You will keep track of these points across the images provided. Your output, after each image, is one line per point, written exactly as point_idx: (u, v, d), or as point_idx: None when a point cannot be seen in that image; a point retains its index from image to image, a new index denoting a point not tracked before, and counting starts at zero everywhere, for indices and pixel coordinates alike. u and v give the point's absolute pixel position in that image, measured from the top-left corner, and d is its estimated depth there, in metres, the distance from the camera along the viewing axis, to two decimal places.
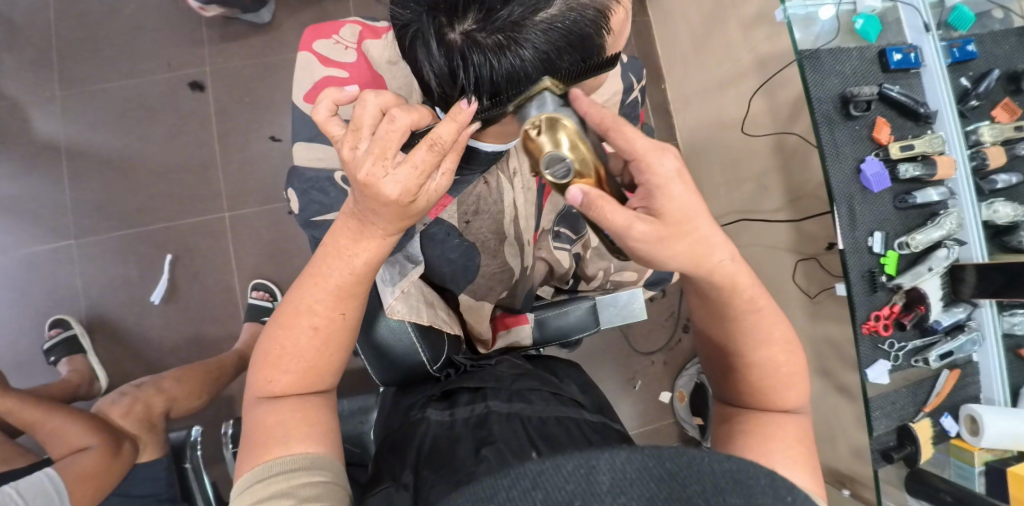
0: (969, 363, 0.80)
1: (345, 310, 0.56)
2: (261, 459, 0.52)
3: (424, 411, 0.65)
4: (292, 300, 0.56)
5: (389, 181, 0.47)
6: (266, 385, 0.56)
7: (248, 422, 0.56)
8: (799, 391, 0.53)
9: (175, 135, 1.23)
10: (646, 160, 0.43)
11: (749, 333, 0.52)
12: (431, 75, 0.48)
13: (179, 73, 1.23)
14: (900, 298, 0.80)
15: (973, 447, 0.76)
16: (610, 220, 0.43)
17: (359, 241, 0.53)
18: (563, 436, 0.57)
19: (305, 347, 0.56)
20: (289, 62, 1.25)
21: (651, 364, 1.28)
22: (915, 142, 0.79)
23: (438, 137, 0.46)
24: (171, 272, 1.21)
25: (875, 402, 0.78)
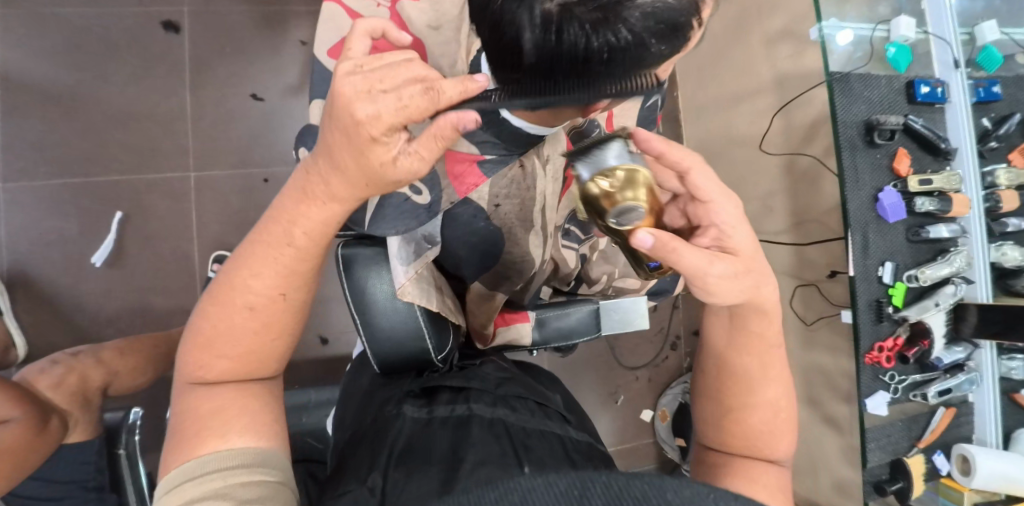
0: (965, 402, 0.81)
1: (285, 289, 0.46)
2: (190, 453, 0.43)
3: (400, 407, 0.57)
4: (231, 272, 0.45)
5: (364, 103, 0.36)
6: (197, 367, 0.46)
7: (177, 410, 0.46)
8: (789, 439, 0.51)
9: (139, 79, 1.09)
10: (710, 204, 0.48)
11: (755, 372, 0.51)
12: (511, 51, 0.38)
13: (149, 9, 1.09)
14: (904, 330, 0.78)
15: (963, 487, 0.76)
16: (683, 260, 0.44)
17: (310, 201, 0.43)
18: (557, 451, 0.50)
19: (236, 323, 0.45)
20: (284, 15, 1.14)
21: (634, 379, 1.27)
22: (934, 177, 0.78)
23: (440, 90, 0.38)
24: (118, 233, 1.07)
25: (873, 433, 0.76)
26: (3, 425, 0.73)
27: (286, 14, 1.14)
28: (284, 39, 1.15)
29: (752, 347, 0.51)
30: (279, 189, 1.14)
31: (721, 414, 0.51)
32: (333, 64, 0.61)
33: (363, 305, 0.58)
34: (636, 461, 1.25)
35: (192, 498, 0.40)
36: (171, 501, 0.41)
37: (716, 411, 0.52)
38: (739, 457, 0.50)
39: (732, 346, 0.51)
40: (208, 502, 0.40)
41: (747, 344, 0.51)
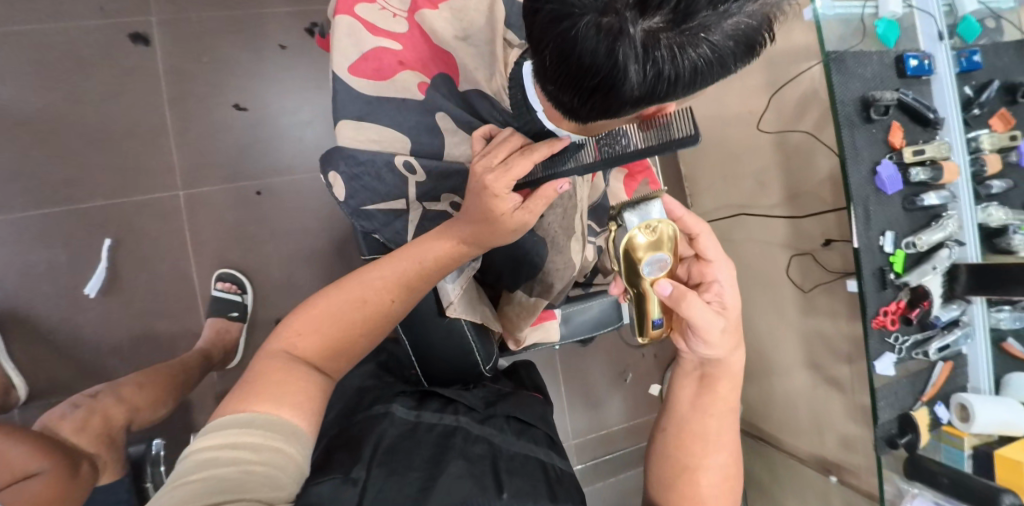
0: (960, 355, 0.87)
1: (395, 297, 0.53)
2: (241, 404, 0.42)
3: (388, 405, 0.59)
4: (362, 270, 0.53)
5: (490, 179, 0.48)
6: (295, 336, 0.49)
7: (256, 364, 0.46)
8: (728, 503, 0.55)
9: (113, 96, 1.03)
10: (708, 266, 0.56)
11: (707, 434, 0.54)
12: (608, 82, 0.37)
13: (114, 21, 1.03)
14: (905, 294, 0.83)
15: (963, 433, 0.82)
16: (692, 310, 0.51)
17: (441, 238, 0.54)
18: (534, 473, 0.51)
19: (350, 321, 0.51)
20: (260, 19, 1.09)
21: (641, 357, 1.30)
22: (926, 148, 0.82)
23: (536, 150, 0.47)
24: (110, 260, 1.03)
25: (882, 391, 0.82)
26: (29, 479, 0.72)
27: (262, 18, 1.09)
28: (264, 43, 1.10)
29: (712, 408, 0.55)
30: (274, 200, 1.11)
31: (680, 468, 0.54)
32: (355, 81, 0.60)
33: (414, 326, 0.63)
34: (650, 435, 1.30)
35: (226, 442, 0.39)
36: (208, 440, 0.39)
37: (670, 462, 0.55)
38: None
39: (694, 403, 0.56)
40: (240, 450, 0.39)
41: (709, 405, 0.55)
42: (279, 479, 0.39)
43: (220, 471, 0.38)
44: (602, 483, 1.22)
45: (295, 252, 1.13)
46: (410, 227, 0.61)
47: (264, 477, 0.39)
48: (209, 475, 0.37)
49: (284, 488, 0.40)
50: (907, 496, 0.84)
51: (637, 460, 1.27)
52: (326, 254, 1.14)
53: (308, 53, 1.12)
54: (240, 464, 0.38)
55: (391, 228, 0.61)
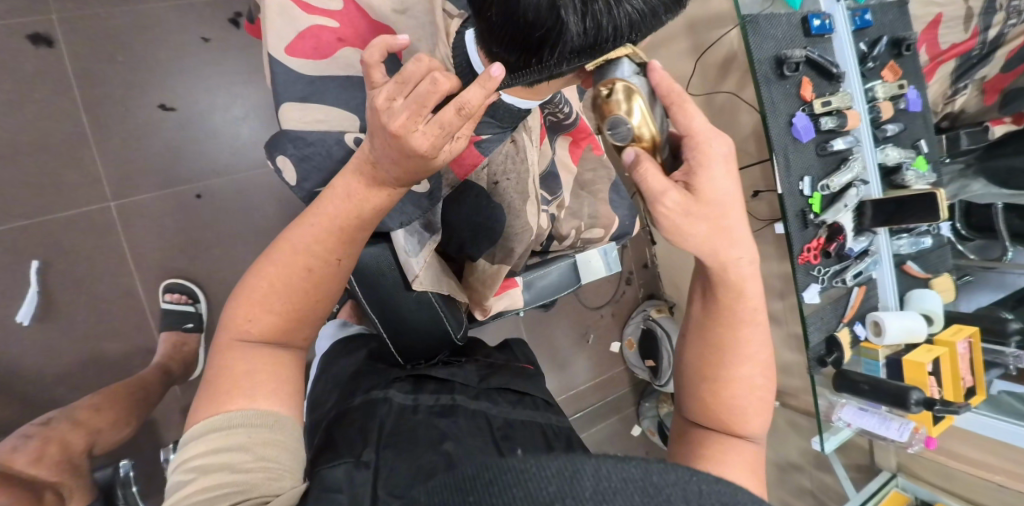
0: (871, 279, 0.99)
1: (339, 254, 0.48)
2: (218, 406, 0.44)
3: (387, 390, 0.61)
4: (288, 231, 0.47)
5: (418, 136, 0.42)
6: (244, 323, 0.46)
7: (213, 361, 0.46)
8: (762, 416, 0.48)
9: (16, 106, 0.94)
10: (698, 139, 0.43)
11: (728, 345, 0.47)
12: (552, 35, 0.40)
13: (7, 24, 0.93)
14: (824, 231, 0.94)
15: (878, 346, 0.95)
16: (654, 183, 0.42)
17: (369, 186, 0.46)
18: (537, 437, 0.57)
19: (290, 287, 0.46)
20: (172, 10, 1.02)
21: (600, 316, 1.38)
22: (833, 98, 0.92)
23: (468, 101, 0.41)
24: (41, 284, 0.97)
25: (810, 317, 0.93)
26: None
27: (174, 9, 1.03)
28: (184, 37, 1.04)
29: (725, 319, 0.47)
30: (216, 202, 1.07)
31: (700, 391, 0.48)
32: (293, 61, 0.59)
33: (380, 304, 0.64)
34: (614, 389, 1.40)
35: (212, 448, 0.42)
36: (193, 450, 0.42)
37: (694, 382, 0.49)
38: (717, 433, 0.48)
39: (704, 317, 0.49)
40: (228, 456, 0.42)
41: (720, 313, 0.48)
42: (278, 470, 0.43)
43: (217, 476, 0.41)
44: None
45: (247, 253, 1.10)
46: None
47: (261, 474, 0.42)
48: (207, 483, 0.41)
49: (284, 478, 0.44)
50: (837, 406, 0.97)
51: (604, 412, 1.37)
52: None
53: (236, 46, 1.08)
54: (235, 468, 0.42)
55: None
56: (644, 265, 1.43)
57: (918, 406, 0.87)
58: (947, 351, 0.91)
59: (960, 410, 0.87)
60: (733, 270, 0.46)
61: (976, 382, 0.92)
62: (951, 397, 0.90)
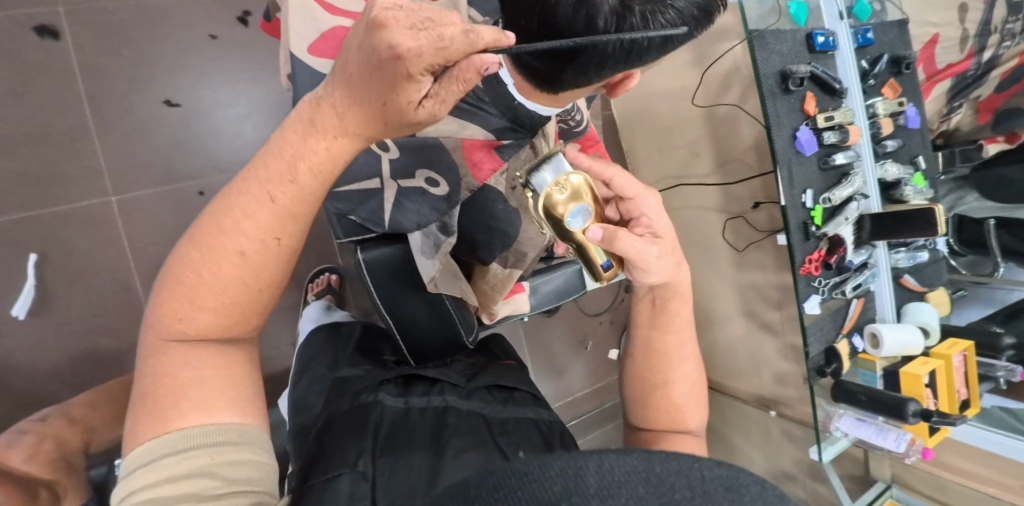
0: (869, 292, 1.01)
1: (282, 229, 0.39)
2: (162, 424, 0.37)
3: (376, 394, 0.60)
4: (215, 206, 0.38)
5: (413, 50, 0.32)
6: (173, 321, 0.39)
7: (145, 369, 0.39)
8: (700, 412, 0.56)
9: (18, 96, 0.93)
10: (632, 201, 0.55)
11: (670, 351, 0.55)
12: (585, 48, 0.44)
13: (12, 13, 0.92)
14: (824, 243, 0.95)
15: (875, 357, 0.96)
16: (631, 246, 0.50)
17: (318, 140, 0.37)
18: (529, 437, 0.56)
19: (224, 272, 0.38)
20: (180, 5, 1.02)
21: (598, 323, 1.39)
22: (835, 114, 0.93)
23: (478, 33, 0.34)
24: (37, 279, 0.95)
25: (810, 327, 0.95)
26: None
27: (183, 5, 1.03)
28: (191, 33, 1.03)
29: (660, 326, 0.55)
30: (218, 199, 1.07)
31: (649, 393, 0.55)
32: (315, 61, 0.59)
33: (393, 300, 0.67)
34: (611, 396, 1.40)
35: (170, 474, 0.36)
36: (141, 479, 0.36)
37: (642, 387, 0.56)
38: (665, 430, 0.55)
39: (646, 329, 0.56)
40: (193, 482, 0.36)
41: (658, 324, 0.56)
42: (255, 493, 0.39)
43: (184, 503, 0.36)
44: None
45: None
46: (387, 210, 0.62)
47: (235, 493, 0.38)
48: None
49: (261, 492, 0.40)
50: (834, 416, 0.98)
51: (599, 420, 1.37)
52: None
53: (242, 45, 1.07)
54: (201, 496, 0.36)
55: (367, 208, 0.62)
56: None
57: (914, 417, 0.88)
58: (942, 363, 0.92)
59: (956, 422, 0.88)
60: (672, 290, 0.55)
61: (971, 395, 0.93)
62: (946, 408, 0.91)
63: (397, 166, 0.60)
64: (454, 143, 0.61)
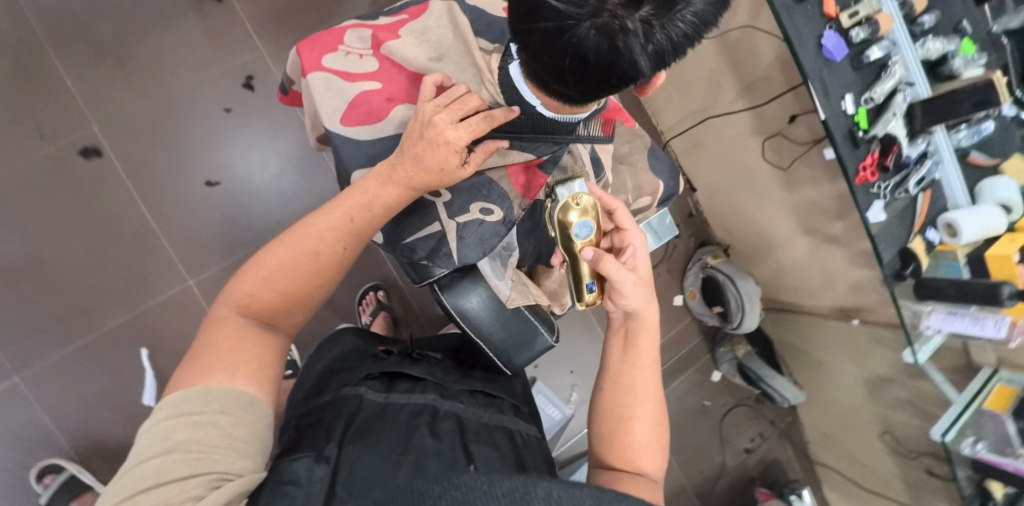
0: (934, 182, 0.97)
1: (347, 245, 0.51)
2: (196, 377, 0.41)
3: (361, 388, 0.61)
4: (303, 219, 0.50)
5: (450, 129, 0.50)
6: (246, 297, 0.47)
7: (203, 334, 0.45)
8: (661, 455, 0.52)
9: (89, 214, 1.04)
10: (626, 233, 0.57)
11: (636, 384, 0.53)
12: (616, 72, 0.40)
13: (63, 143, 1.03)
14: (877, 146, 0.90)
15: (955, 247, 0.91)
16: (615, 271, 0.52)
17: (387, 185, 0.52)
18: (497, 438, 0.56)
19: (292, 270, 0.48)
20: (194, 90, 1.09)
21: (657, 275, 1.39)
22: (860, 7, 0.86)
23: (495, 114, 0.53)
24: (153, 367, 1.06)
25: (878, 234, 0.93)
26: None
27: (196, 89, 1.09)
28: (210, 111, 1.10)
29: (633, 358, 0.54)
30: None
31: (609, 426, 0.52)
32: (350, 132, 0.61)
33: (472, 320, 0.66)
34: (690, 341, 1.41)
35: (181, 413, 0.39)
36: (165, 411, 0.39)
37: (602, 419, 0.53)
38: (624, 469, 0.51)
39: (617, 357, 0.55)
40: (201, 433, 0.38)
41: (629, 350, 0.54)
42: (241, 466, 0.39)
43: (186, 449, 0.37)
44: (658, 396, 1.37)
45: None
46: (451, 245, 0.65)
47: (225, 451, 0.39)
48: (170, 453, 0.37)
49: (246, 458, 0.40)
50: (923, 315, 0.95)
51: (680, 367, 1.40)
52: (346, 289, 1.20)
53: (256, 109, 1.13)
54: (204, 442, 0.38)
55: (433, 250, 0.65)
56: (690, 215, 1.43)
57: (1011, 300, 0.85)
58: None
59: None
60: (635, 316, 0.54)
61: None
62: None
63: (449, 209, 0.66)
64: (499, 174, 0.67)
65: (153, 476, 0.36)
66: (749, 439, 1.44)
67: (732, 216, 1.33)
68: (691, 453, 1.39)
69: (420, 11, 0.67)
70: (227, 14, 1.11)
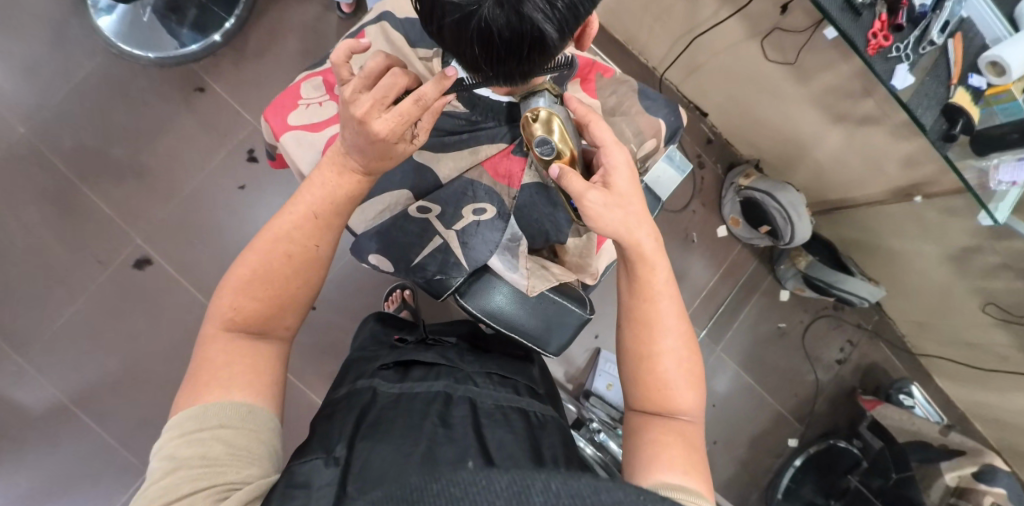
0: (964, 22, 0.82)
1: (319, 242, 0.55)
2: (196, 398, 0.47)
3: (373, 380, 0.65)
4: (270, 223, 0.54)
5: (381, 122, 0.50)
6: (231, 310, 0.51)
7: (198, 351, 0.51)
8: (696, 392, 0.51)
9: (159, 317, 1.14)
10: (605, 148, 0.52)
11: (656, 322, 0.50)
12: (530, 42, 0.40)
13: (118, 263, 1.13)
14: (882, 6, 0.81)
15: (1008, 86, 0.78)
16: (578, 191, 0.50)
17: (342, 174, 0.54)
18: (509, 417, 0.59)
19: (273, 271, 0.52)
20: (207, 179, 1.17)
21: (692, 213, 1.33)
22: None
23: (423, 93, 0.49)
24: None
25: (912, 101, 0.83)
26: None
27: (208, 177, 1.17)
28: (227, 192, 1.17)
29: (645, 294, 0.51)
30: (329, 305, 1.20)
31: (636, 373, 0.51)
32: None
33: (501, 318, 0.67)
34: (747, 267, 1.34)
35: (185, 434, 0.45)
36: (170, 436, 0.45)
37: (629, 367, 0.51)
38: (657, 416, 0.50)
39: (631, 297, 0.52)
40: (202, 449, 0.44)
41: (641, 290, 0.51)
42: (251, 469, 0.45)
43: (190, 465, 0.43)
44: (730, 331, 1.33)
45: None
46: (458, 252, 0.65)
47: (232, 462, 0.44)
48: (178, 471, 0.43)
49: (251, 466, 0.45)
50: (991, 170, 0.85)
51: (745, 296, 1.34)
52: None
53: (263, 176, 1.18)
54: (206, 455, 0.44)
55: (442, 262, 0.65)
56: (709, 142, 1.37)
57: None
58: None
59: None
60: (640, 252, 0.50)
61: None
62: None
63: (444, 219, 0.66)
64: (478, 172, 0.68)
65: (164, 492, 0.42)
66: (839, 349, 1.36)
67: (751, 128, 1.25)
68: (780, 379, 1.34)
69: (358, 41, 0.67)
70: (210, 100, 1.18)
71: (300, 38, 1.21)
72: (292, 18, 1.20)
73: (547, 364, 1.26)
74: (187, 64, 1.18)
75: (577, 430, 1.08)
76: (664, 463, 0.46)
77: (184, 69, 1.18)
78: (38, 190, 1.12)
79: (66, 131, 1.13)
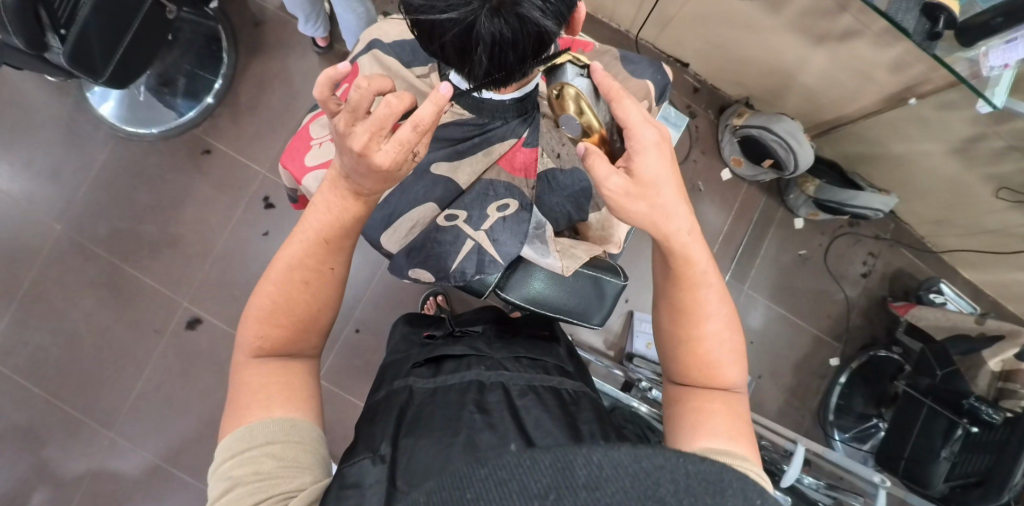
0: None
1: (331, 263, 0.53)
2: (241, 421, 0.47)
3: (407, 380, 0.63)
4: (281, 252, 0.52)
5: (381, 152, 0.47)
6: (258, 339, 0.51)
7: (233, 379, 0.51)
8: (739, 366, 0.52)
9: (220, 371, 1.17)
10: (631, 128, 0.50)
11: (698, 305, 0.52)
12: (532, 40, 0.43)
13: (172, 329, 1.17)
14: None
15: None
16: (600, 175, 0.50)
17: (345, 196, 0.52)
18: (543, 397, 0.57)
19: (291, 296, 0.52)
20: (233, 232, 1.20)
21: (694, 163, 1.35)
22: None
23: (423, 119, 0.47)
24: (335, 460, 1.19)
25: (891, 7, 0.78)
26: None
27: (233, 230, 1.20)
28: (253, 240, 1.20)
29: (684, 282, 0.52)
30: (372, 326, 1.24)
31: (679, 353, 0.52)
32: None
33: (543, 303, 0.67)
34: (760, 202, 1.36)
35: (236, 454, 0.45)
36: (223, 457, 0.46)
37: (671, 346, 0.53)
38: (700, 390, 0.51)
39: (668, 283, 0.53)
40: (253, 465, 0.44)
41: (678, 279, 0.52)
42: (304, 472, 0.45)
43: (245, 483, 0.43)
44: (756, 266, 1.35)
45: None
46: (491, 250, 0.67)
47: (285, 473, 0.44)
48: (236, 490, 0.43)
49: (304, 473, 0.45)
50: (981, 58, 0.82)
51: (764, 230, 1.36)
52: None
53: (282, 218, 1.21)
54: (259, 470, 0.44)
55: (478, 263, 0.66)
56: (695, 90, 1.38)
57: None
58: None
59: None
60: (676, 240, 0.50)
61: None
62: None
63: (472, 222, 0.69)
64: (495, 172, 0.72)
65: None
66: (862, 263, 1.38)
67: (734, 69, 1.26)
68: (812, 303, 1.37)
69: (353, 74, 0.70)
70: (218, 159, 1.21)
71: (283, 82, 1.24)
72: (274, 66, 1.24)
73: (586, 337, 1.29)
74: (189, 132, 1.21)
75: (629, 392, 1.10)
76: (706, 431, 0.48)
77: (188, 136, 1.21)
78: (80, 281, 1.16)
79: (94, 218, 1.18)
